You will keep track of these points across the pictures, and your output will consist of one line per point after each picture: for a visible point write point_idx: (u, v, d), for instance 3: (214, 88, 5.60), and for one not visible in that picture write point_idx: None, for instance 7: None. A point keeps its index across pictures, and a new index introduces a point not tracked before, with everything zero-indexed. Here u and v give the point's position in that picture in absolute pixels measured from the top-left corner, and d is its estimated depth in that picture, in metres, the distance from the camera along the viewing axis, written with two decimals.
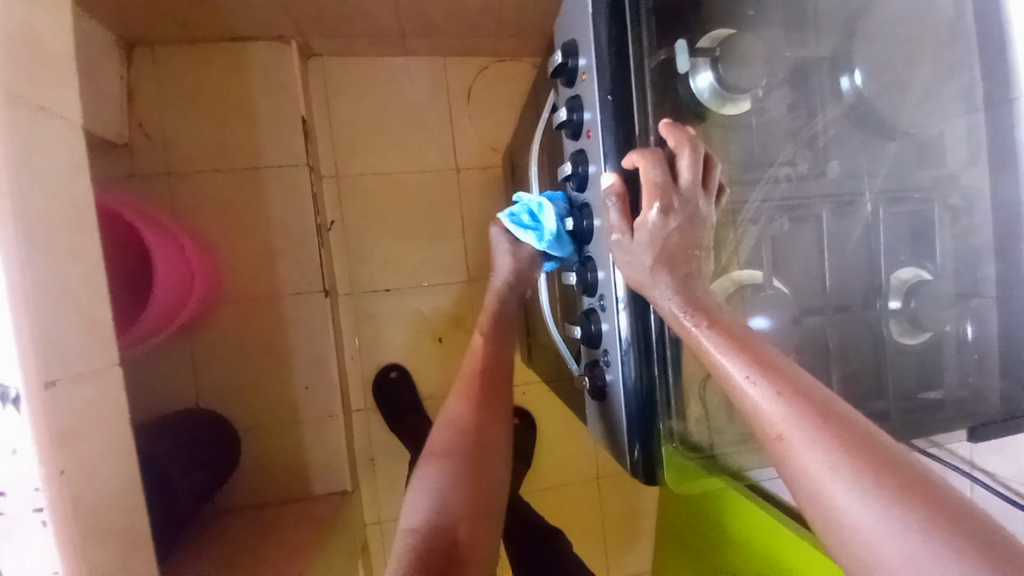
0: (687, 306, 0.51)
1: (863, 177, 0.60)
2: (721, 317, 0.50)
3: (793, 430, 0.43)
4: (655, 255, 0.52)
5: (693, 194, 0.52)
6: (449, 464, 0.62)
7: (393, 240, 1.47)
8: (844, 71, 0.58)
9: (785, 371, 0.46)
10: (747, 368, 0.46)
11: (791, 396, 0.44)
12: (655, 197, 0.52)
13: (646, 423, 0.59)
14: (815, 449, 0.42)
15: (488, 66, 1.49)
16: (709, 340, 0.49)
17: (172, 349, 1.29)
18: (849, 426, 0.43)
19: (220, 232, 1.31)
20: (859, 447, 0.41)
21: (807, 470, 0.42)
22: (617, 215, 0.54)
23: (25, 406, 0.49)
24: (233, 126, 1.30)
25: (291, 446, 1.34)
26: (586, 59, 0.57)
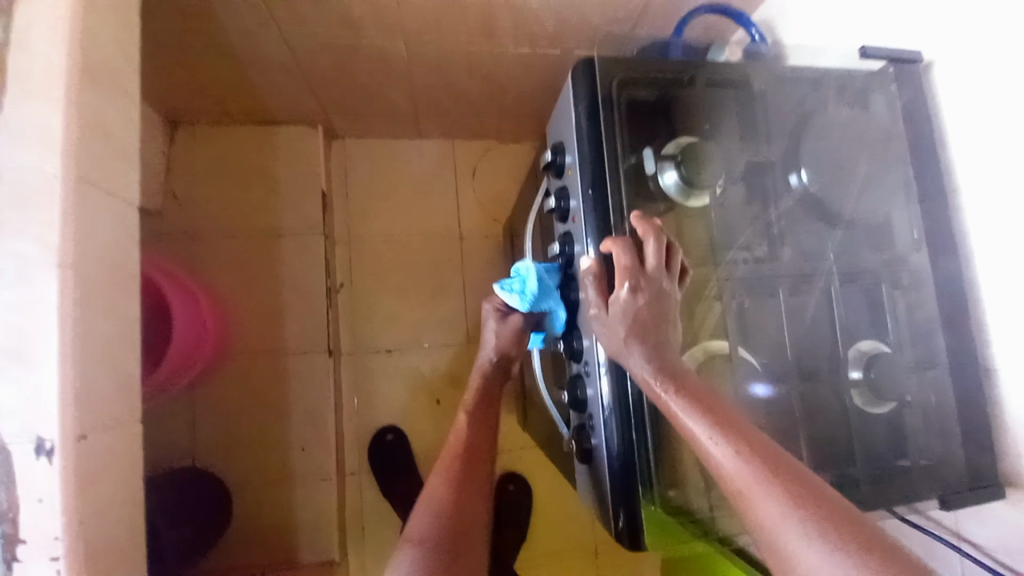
0: (658, 372, 0.56)
1: (817, 257, 0.68)
2: (687, 380, 0.56)
3: (751, 487, 0.47)
4: (628, 327, 0.58)
5: (659, 276, 0.60)
6: (429, 554, 0.58)
7: (398, 302, 1.54)
8: (793, 170, 0.67)
9: (742, 430, 0.51)
10: (708, 429, 0.51)
11: (748, 454, 0.49)
12: (625, 276, 0.59)
13: (628, 486, 0.62)
14: (772, 504, 0.46)
15: (492, 147, 1.65)
16: (675, 403, 0.54)
17: (176, 404, 1.32)
18: (802, 481, 0.47)
19: (234, 292, 1.39)
20: (810, 501, 0.45)
21: (766, 525, 0.46)
22: (594, 293, 0.61)
23: (56, 458, 0.53)
24: (258, 196, 1.43)
25: (282, 508, 1.32)
26: (571, 158, 0.68)
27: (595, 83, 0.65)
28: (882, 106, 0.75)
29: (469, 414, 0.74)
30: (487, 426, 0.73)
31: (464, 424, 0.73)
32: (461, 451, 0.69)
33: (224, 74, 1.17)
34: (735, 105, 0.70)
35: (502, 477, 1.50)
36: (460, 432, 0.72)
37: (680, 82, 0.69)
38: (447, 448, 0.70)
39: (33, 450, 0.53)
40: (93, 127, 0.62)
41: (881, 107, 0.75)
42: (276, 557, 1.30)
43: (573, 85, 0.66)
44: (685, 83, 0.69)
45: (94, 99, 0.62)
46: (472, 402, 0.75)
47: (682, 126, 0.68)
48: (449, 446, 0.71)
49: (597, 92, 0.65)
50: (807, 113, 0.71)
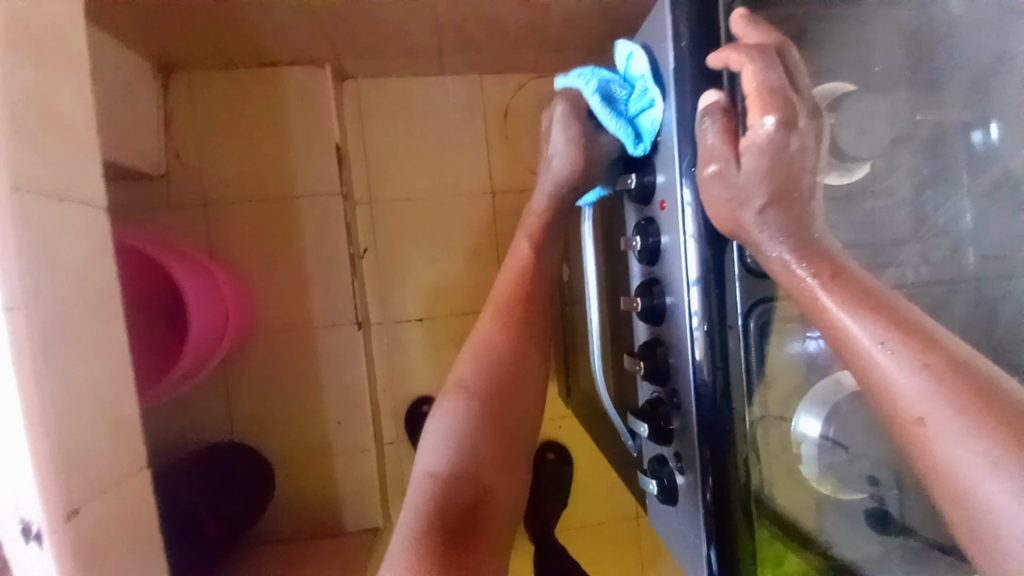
0: (801, 251, 0.46)
1: (1018, 249, 0.51)
2: (844, 267, 0.46)
3: (935, 410, 0.40)
4: (767, 189, 0.48)
5: (806, 225, 0.48)
6: (476, 397, 0.67)
7: (428, 268, 1.42)
8: (980, 125, 0.52)
9: (929, 337, 0.42)
10: (880, 335, 0.42)
11: (936, 370, 0.40)
12: (777, 262, 0.47)
13: (723, 542, 0.54)
14: (959, 429, 0.39)
15: (527, 84, 1.42)
16: (833, 299, 0.44)
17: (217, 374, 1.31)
18: (1011, 412, 0.38)
19: (254, 261, 1.28)
20: (1014, 431, 0.37)
21: (949, 454, 0.39)
22: (719, 137, 0.48)
23: (47, 543, 0.52)
24: (267, 154, 1.27)
25: (323, 480, 1.32)
26: (664, 119, 0.56)
27: (707, 15, 0.51)
28: None
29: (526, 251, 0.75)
30: (541, 268, 0.74)
31: (517, 266, 0.75)
32: (514, 300, 0.73)
33: (208, 11, 0.97)
34: (904, 38, 0.51)
35: (541, 447, 1.45)
36: (511, 280, 0.74)
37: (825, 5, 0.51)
38: (500, 293, 0.74)
39: (23, 534, 0.53)
40: (31, 121, 0.55)
41: None
42: (321, 527, 1.32)
43: (673, 15, 0.52)
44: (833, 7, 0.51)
45: (24, 82, 0.55)
46: (530, 237, 0.75)
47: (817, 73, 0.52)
48: (500, 290, 0.75)
49: (718, 34, 0.52)
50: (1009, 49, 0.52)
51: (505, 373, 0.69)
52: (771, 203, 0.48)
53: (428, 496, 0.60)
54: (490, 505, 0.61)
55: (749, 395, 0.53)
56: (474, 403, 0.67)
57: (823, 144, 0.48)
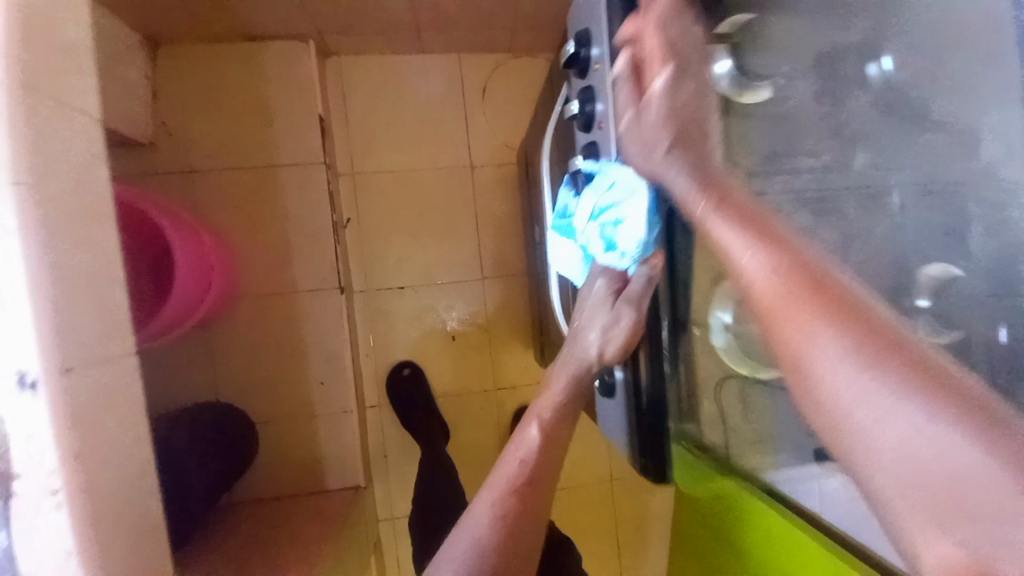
0: (697, 180, 0.51)
1: (893, 170, 0.56)
2: (732, 196, 0.50)
3: (797, 315, 0.42)
4: (671, 131, 0.53)
5: (705, 161, 0.53)
6: None
7: (407, 238, 1.47)
8: (875, 56, 0.54)
9: (794, 251, 0.45)
10: (752, 245, 0.46)
11: (796, 278, 0.43)
12: (681, 192, 0.52)
13: (654, 422, 0.63)
14: (793, 303, 0.43)
15: (503, 62, 1.50)
16: (717, 215, 0.49)
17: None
18: (864, 318, 0.40)
19: (238, 227, 1.33)
20: (836, 305, 0.41)
21: (785, 323, 0.43)
22: (627, 96, 0.55)
23: (44, 390, 0.49)
24: (251, 124, 1.32)
25: (306, 440, 1.36)
26: (600, 52, 0.61)
27: None
28: None
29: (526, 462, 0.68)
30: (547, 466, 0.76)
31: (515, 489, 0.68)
32: None
33: None
34: None
35: (518, 411, 1.51)
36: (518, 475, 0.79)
37: None
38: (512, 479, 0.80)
39: (17, 383, 0.49)
40: None
41: None
42: (304, 486, 1.36)
43: None
44: None
45: None
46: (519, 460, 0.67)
47: None
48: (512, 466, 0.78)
49: None
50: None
51: None
52: (677, 142, 0.53)
53: None
54: None
55: (672, 295, 0.61)
56: None
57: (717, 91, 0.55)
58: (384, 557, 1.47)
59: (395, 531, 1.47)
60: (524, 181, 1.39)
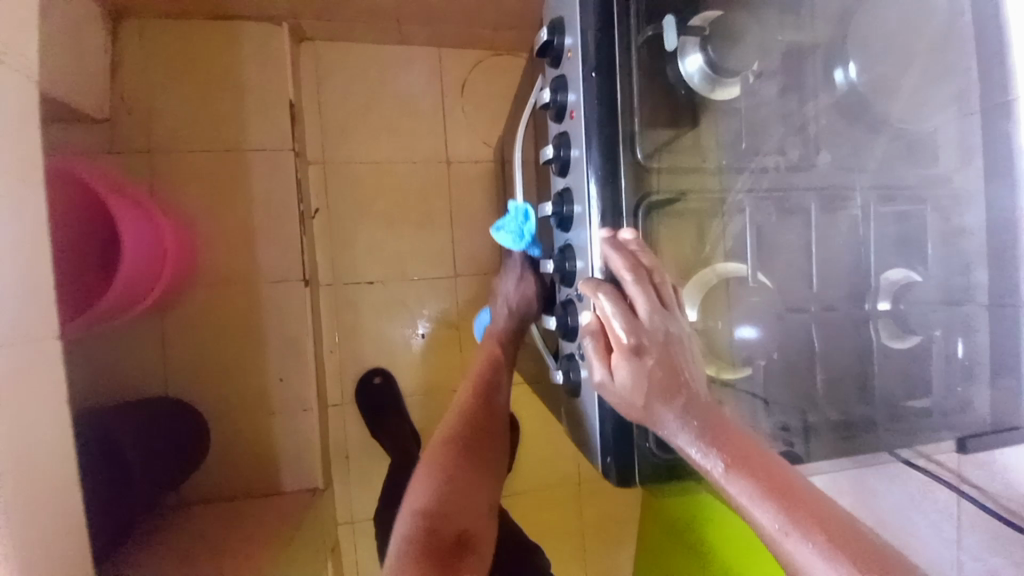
0: (649, 362, 0.50)
1: (853, 171, 0.57)
2: (675, 364, 0.51)
3: (770, 523, 0.45)
4: (646, 391, 0.50)
5: (676, 368, 0.50)
6: (424, 523, 0.67)
7: (379, 232, 1.44)
8: (837, 63, 0.54)
9: (738, 443, 0.48)
10: (701, 448, 0.48)
11: (748, 478, 0.46)
12: (626, 400, 0.51)
13: (618, 425, 0.56)
14: (772, 518, 0.45)
15: (484, 59, 1.48)
16: (663, 421, 0.50)
17: (460, 510, 0.70)
18: (818, 511, 0.44)
19: (199, 212, 1.26)
20: (808, 515, 0.44)
21: (771, 539, 0.45)
22: (595, 352, 0.53)
23: None
24: (218, 105, 1.27)
25: (263, 437, 1.30)
26: (572, 38, 0.55)
27: None
28: None
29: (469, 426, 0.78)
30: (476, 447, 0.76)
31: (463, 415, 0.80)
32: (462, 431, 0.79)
33: None
34: None
35: None
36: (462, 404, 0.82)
37: None
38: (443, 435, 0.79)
39: None
40: None
41: None
42: (260, 484, 1.30)
43: None
44: None
45: None
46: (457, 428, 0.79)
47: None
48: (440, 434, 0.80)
49: None
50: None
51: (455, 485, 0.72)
52: (644, 384, 0.50)
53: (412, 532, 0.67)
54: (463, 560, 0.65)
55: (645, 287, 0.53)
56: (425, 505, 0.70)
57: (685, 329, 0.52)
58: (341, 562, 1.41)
59: (354, 534, 1.42)
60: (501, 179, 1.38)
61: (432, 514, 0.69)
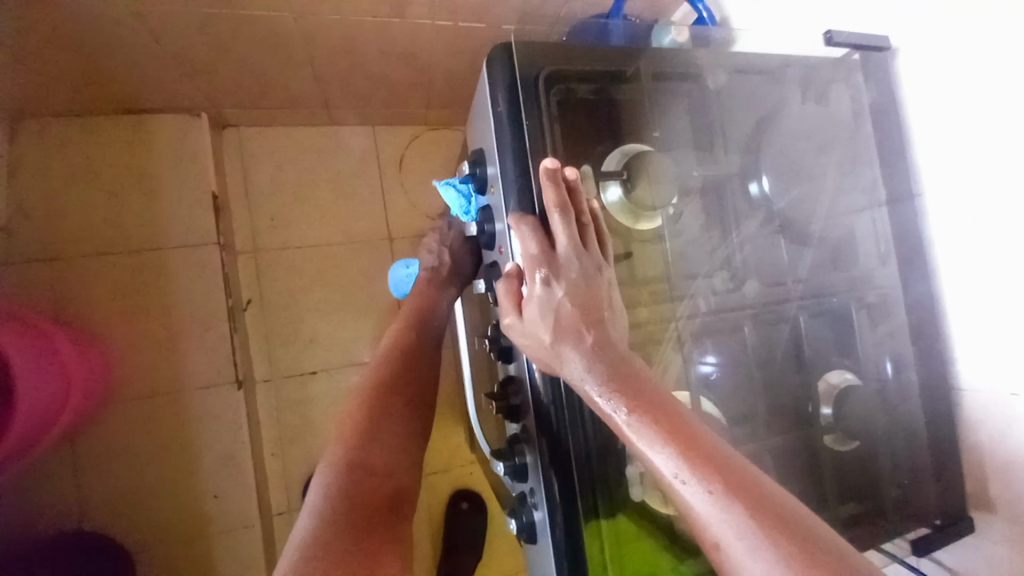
0: (605, 382, 0.45)
1: (782, 284, 0.60)
2: (644, 387, 0.44)
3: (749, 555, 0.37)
4: (601, 379, 0.45)
5: (629, 368, 0.46)
6: (345, 470, 0.64)
7: (321, 319, 1.36)
8: (753, 178, 0.60)
9: (716, 458, 0.40)
10: (675, 466, 0.40)
11: (724, 494, 0.38)
12: (584, 393, 0.46)
13: (574, 555, 0.59)
14: (751, 554, 0.37)
15: (420, 134, 1.48)
16: (632, 431, 0.43)
17: (382, 464, 0.66)
18: (810, 540, 0.36)
19: (114, 320, 1.15)
20: (808, 554, 0.36)
21: (737, 563, 0.37)
22: (507, 296, 0.52)
23: None
24: (133, 203, 1.18)
25: (199, 565, 1.16)
26: (494, 171, 0.56)
27: (514, 77, 0.54)
28: (843, 96, 0.72)
29: (391, 361, 0.77)
30: (409, 388, 0.74)
31: (389, 354, 0.78)
32: (383, 382, 0.74)
33: (51, 53, 0.92)
34: (687, 103, 0.60)
35: (453, 496, 1.40)
36: (382, 358, 0.78)
37: (619, 77, 0.58)
38: (366, 380, 0.75)
39: None
40: None
41: (842, 96, 0.72)
42: None
43: (491, 81, 0.55)
44: (624, 78, 0.58)
45: None
46: (381, 373, 0.75)
47: (645, 128, 0.58)
48: (366, 380, 0.75)
49: (529, 103, 0.54)
50: (767, 108, 0.63)
51: (379, 437, 0.68)
52: (616, 387, 0.45)
53: (330, 491, 0.62)
54: (393, 510, 0.63)
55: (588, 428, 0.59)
56: (342, 463, 0.64)
57: (615, 308, 0.50)
58: None
59: None
60: None
61: (353, 467, 0.64)
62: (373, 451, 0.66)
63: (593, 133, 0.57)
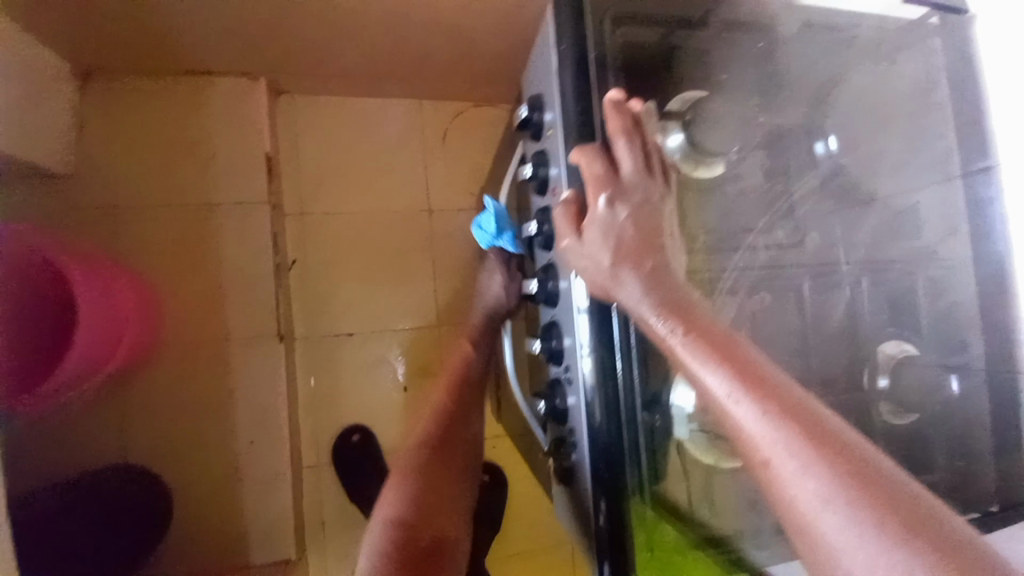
0: (660, 307, 0.45)
1: (842, 245, 0.60)
2: (699, 318, 0.45)
3: (795, 472, 0.37)
4: (655, 306, 0.46)
5: (681, 297, 0.46)
6: (398, 530, 0.66)
7: (358, 285, 1.39)
8: (819, 138, 0.61)
9: (772, 384, 0.40)
10: (727, 385, 0.40)
11: (778, 415, 0.38)
12: (638, 315, 0.47)
13: (614, 505, 0.57)
14: (797, 474, 0.37)
15: (465, 110, 1.49)
16: (685, 351, 0.43)
17: (433, 520, 0.67)
18: (865, 469, 0.36)
19: (167, 269, 1.21)
20: (856, 478, 0.36)
21: (781, 481, 0.38)
22: (565, 219, 0.51)
23: None
24: (190, 160, 1.23)
25: (229, 510, 1.20)
26: (553, 116, 0.57)
27: (580, 20, 0.55)
28: (914, 62, 0.65)
29: (444, 414, 0.77)
30: (455, 449, 0.74)
31: (439, 412, 0.78)
32: (433, 441, 0.74)
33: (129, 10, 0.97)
34: (755, 56, 0.60)
35: None
36: (435, 410, 0.78)
37: (689, 24, 0.58)
38: (416, 444, 0.74)
39: None
40: None
41: (914, 61, 0.65)
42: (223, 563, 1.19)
43: (556, 21, 0.55)
44: (695, 26, 0.58)
45: None
46: (431, 438, 0.74)
47: (712, 77, 0.58)
48: (418, 439, 0.75)
49: (594, 50, 0.54)
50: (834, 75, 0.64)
51: (431, 502, 0.69)
52: (670, 313, 0.45)
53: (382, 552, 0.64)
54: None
55: (636, 375, 0.57)
56: (395, 526, 0.66)
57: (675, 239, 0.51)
58: None
59: None
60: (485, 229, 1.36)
61: (405, 524, 0.66)
62: (423, 509, 0.68)
63: (654, 83, 0.57)
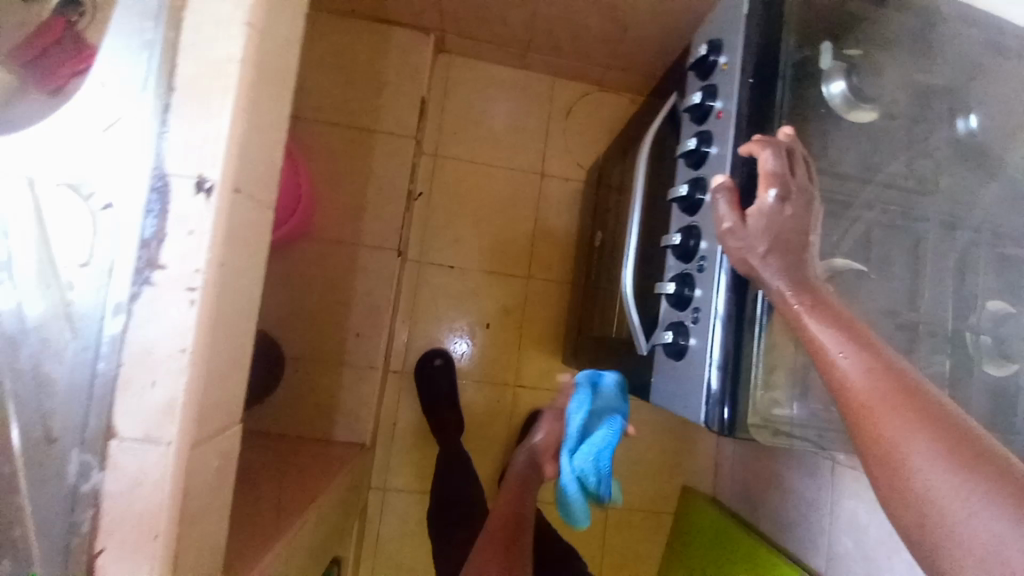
0: (795, 286, 0.58)
1: (967, 205, 0.67)
2: (826, 298, 0.57)
3: (883, 410, 0.48)
4: (770, 244, 0.59)
5: (804, 271, 0.58)
6: None
7: (469, 225, 1.56)
8: (962, 114, 0.67)
9: (877, 350, 0.51)
10: (838, 343, 0.53)
11: (877, 370, 0.50)
12: (776, 293, 0.59)
13: (730, 380, 0.64)
14: (883, 409, 0.48)
15: (592, 93, 1.64)
16: (808, 317, 0.56)
17: None
18: (946, 419, 0.46)
19: (324, 175, 1.43)
20: (935, 419, 0.46)
21: (867, 417, 0.49)
22: (727, 206, 0.62)
23: (214, 198, 0.54)
24: (361, 91, 1.45)
25: (328, 386, 1.39)
26: (728, 57, 0.69)
27: None
28: None
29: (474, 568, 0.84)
30: None
31: None
32: None
33: None
34: (913, 32, 0.69)
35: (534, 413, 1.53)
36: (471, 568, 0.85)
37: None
38: None
39: (193, 186, 0.53)
40: None
41: None
42: (312, 428, 1.37)
43: None
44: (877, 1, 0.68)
45: None
46: None
47: (872, 44, 0.68)
48: None
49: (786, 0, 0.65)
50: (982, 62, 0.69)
51: None
52: (798, 291, 0.57)
53: None
54: None
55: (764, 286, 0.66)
56: None
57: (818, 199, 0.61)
58: (364, 528, 1.46)
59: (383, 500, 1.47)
60: (592, 198, 1.50)
61: None
62: None
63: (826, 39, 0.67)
